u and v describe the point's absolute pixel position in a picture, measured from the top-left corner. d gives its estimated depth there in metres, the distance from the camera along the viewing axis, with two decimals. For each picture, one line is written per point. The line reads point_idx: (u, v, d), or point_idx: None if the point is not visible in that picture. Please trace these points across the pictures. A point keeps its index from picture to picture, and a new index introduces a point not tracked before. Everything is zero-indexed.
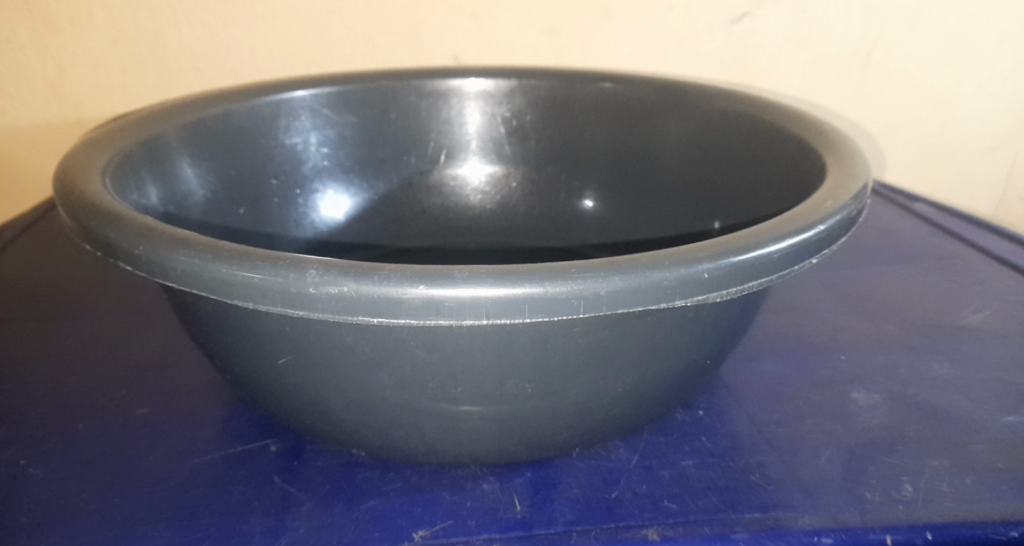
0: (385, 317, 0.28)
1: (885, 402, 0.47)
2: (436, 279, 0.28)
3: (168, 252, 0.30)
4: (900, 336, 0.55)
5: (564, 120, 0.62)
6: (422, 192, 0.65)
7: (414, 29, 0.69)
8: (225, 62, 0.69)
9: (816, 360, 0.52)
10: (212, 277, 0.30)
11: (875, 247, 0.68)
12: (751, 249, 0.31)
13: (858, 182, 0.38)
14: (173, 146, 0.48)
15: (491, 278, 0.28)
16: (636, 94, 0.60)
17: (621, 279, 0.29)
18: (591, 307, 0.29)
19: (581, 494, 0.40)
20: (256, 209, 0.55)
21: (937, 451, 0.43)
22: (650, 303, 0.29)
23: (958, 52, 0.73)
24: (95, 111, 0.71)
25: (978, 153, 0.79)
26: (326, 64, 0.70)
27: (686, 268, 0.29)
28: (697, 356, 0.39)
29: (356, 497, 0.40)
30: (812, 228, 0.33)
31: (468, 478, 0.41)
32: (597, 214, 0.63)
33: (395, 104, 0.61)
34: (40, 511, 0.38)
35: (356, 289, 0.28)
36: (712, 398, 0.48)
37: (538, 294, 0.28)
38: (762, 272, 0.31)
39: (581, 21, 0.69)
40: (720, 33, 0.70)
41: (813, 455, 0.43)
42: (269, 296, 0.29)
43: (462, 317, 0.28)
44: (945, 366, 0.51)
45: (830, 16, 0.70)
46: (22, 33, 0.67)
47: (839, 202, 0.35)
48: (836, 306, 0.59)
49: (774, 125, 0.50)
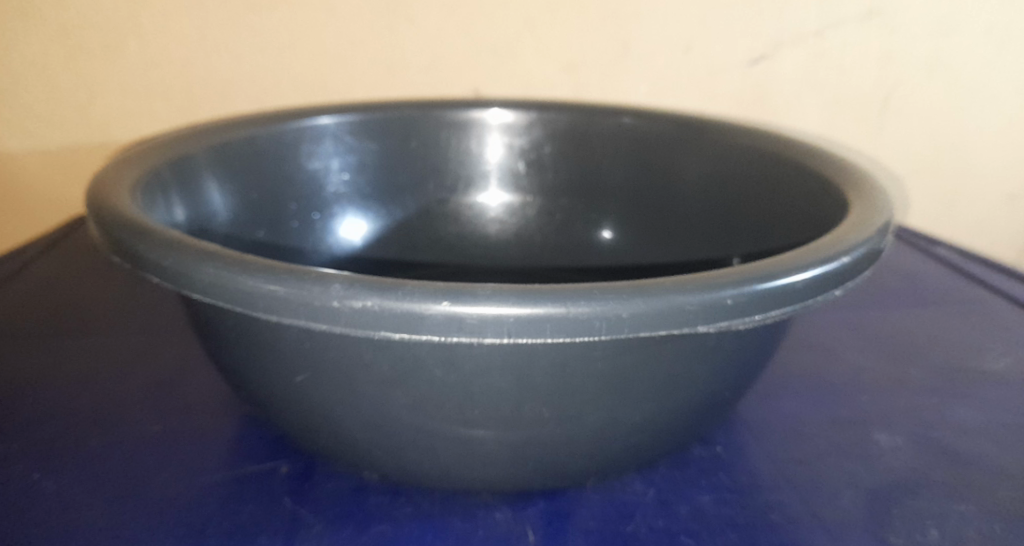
0: (406, 332, 0.28)
1: (907, 444, 0.46)
2: (458, 296, 0.28)
3: (194, 263, 0.30)
4: (921, 378, 0.54)
5: (582, 153, 0.63)
6: (439, 220, 0.65)
7: (435, 62, 0.70)
8: (249, 89, 0.70)
9: (835, 398, 0.51)
10: (237, 289, 0.30)
11: (894, 288, 0.68)
12: (776, 277, 0.30)
13: (882, 216, 0.38)
14: (201, 166, 0.49)
15: (512, 297, 0.28)
16: (654, 129, 0.60)
17: (644, 302, 0.28)
18: (614, 329, 0.28)
19: (596, 526, 0.39)
20: (276, 232, 0.56)
21: (964, 495, 0.42)
22: (673, 327, 0.29)
23: (976, 99, 0.74)
24: (122, 136, 0.73)
25: (996, 201, 0.78)
26: (348, 93, 0.71)
27: (709, 292, 0.29)
28: (717, 388, 0.38)
29: (366, 521, 0.39)
30: (836, 260, 0.32)
31: (480, 507, 0.40)
32: (614, 245, 0.63)
33: (416, 133, 0.62)
34: (49, 524, 0.38)
35: (379, 304, 0.28)
36: (729, 434, 0.47)
37: (560, 314, 0.28)
38: (786, 300, 0.31)
39: (601, 59, 0.70)
40: (737, 74, 0.71)
41: (835, 494, 0.42)
42: (292, 309, 0.29)
43: (483, 335, 0.28)
44: (969, 410, 0.50)
45: (848, 60, 0.71)
46: (57, 58, 0.69)
47: (863, 235, 0.35)
48: (856, 346, 0.58)
49: (794, 162, 0.50)
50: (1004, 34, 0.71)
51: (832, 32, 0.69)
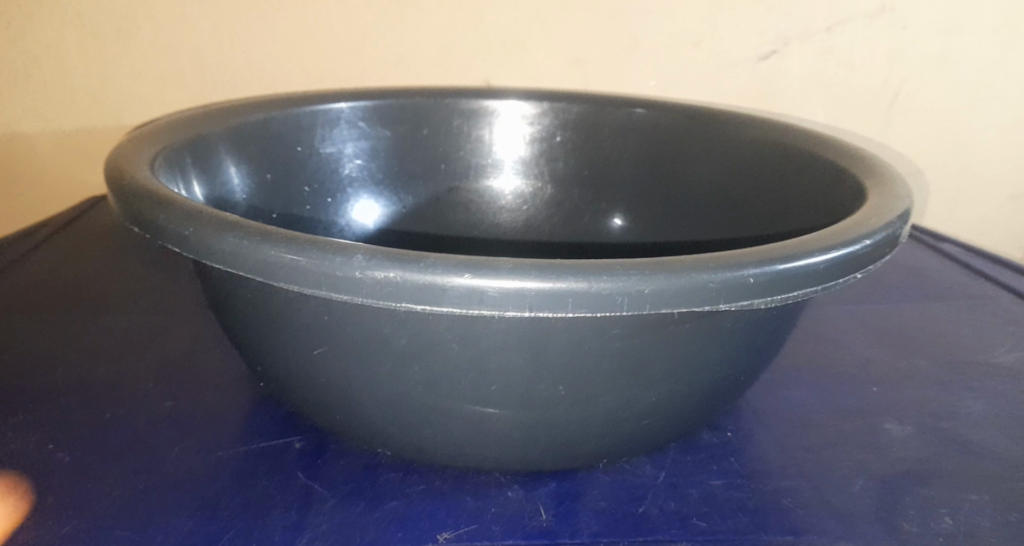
0: (428, 304, 0.28)
1: (917, 435, 0.46)
2: (480, 269, 0.28)
3: (216, 234, 0.31)
4: (930, 371, 0.54)
5: (595, 141, 0.63)
6: (449, 206, 0.65)
7: (446, 52, 0.70)
8: (262, 74, 0.70)
9: (845, 388, 0.51)
10: (259, 259, 0.30)
11: (902, 282, 0.68)
12: (796, 258, 0.30)
13: (900, 203, 0.38)
14: (218, 146, 0.49)
15: (536, 271, 0.28)
16: (667, 120, 0.60)
17: (666, 278, 0.29)
18: (634, 305, 0.29)
19: (606, 507, 0.39)
20: (288, 214, 0.56)
21: (973, 485, 0.42)
22: (693, 304, 0.29)
23: (983, 98, 0.74)
24: (134, 120, 0.73)
25: (1000, 200, 0.79)
26: (358, 81, 0.71)
27: (731, 271, 0.29)
28: (730, 372, 0.38)
29: (378, 497, 0.39)
30: (856, 243, 0.32)
31: (492, 486, 0.40)
32: (623, 234, 0.63)
33: (428, 120, 0.62)
34: (65, 496, 0.38)
35: (401, 276, 0.28)
36: (739, 420, 0.47)
37: (582, 289, 0.28)
38: (806, 281, 0.31)
39: (610, 51, 0.70)
40: (746, 69, 0.71)
41: (846, 483, 0.42)
42: (313, 279, 0.29)
43: (505, 308, 0.28)
44: (979, 402, 0.50)
45: (856, 57, 0.71)
46: (71, 42, 0.69)
47: (882, 221, 0.35)
48: (864, 339, 0.58)
49: (807, 154, 0.50)
50: (1013, 34, 0.71)
51: (842, 29, 0.70)
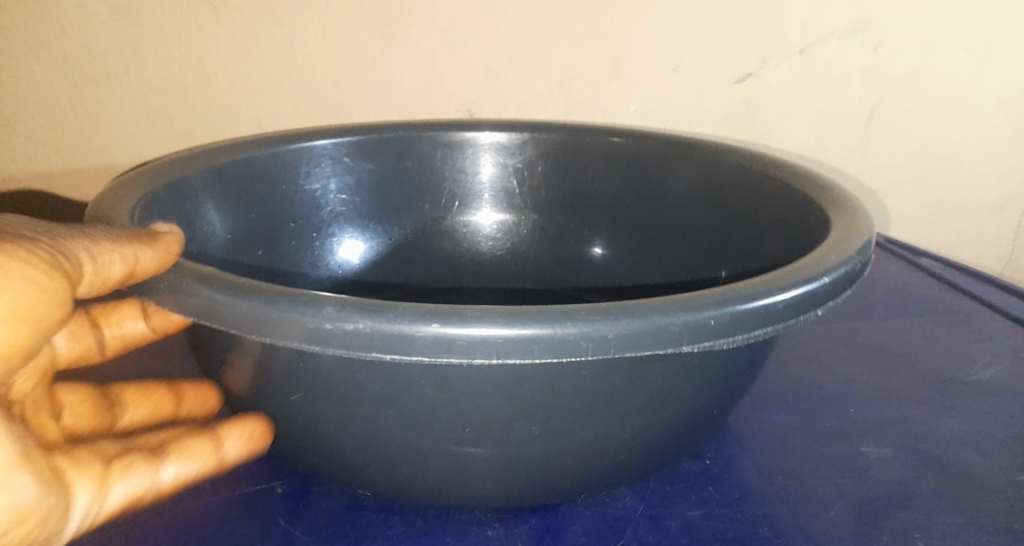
0: (397, 353, 0.29)
1: (895, 456, 0.47)
2: (448, 317, 0.29)
3: (192, 287, 0.31)
4: (909, 389, 0.54)
5: (576, 170, 0.64)
6: (434, 236, 0.66)
7: (429, 83, 0.71)
8: (246, 110, 0.71)
9: (823, 409, 0.52)
10: (232, 311, 0.30)
11: (883, 298, 0.69)
12: (756, 298, 0.31)
13: (862, 236, 0.38)
14: (199, 189, 0.50)
15: (502, 318, 0.29)
16: (645, 146, 0.61)
17: (629, 322, 0.29)
18: (599, 349, 0.29)
19: (586, 542, 0.40)
20: (273, 251, 0.57)
21: (949, 507, 0.43)
22: (657, 346, 0.30)
23: (960, 113, 0.75)
24: (121, 158, 0.74)
25: (982, 212, 0.79)
26: (343, 116, 0.72)
27: (691, 313, 0.30)
28: (704, 405, 0.39)
29: (360, 539, 0.40)
30: (815, 280, 0.33)
31: (472, 524, 0.41)
32: (605, 262, 0.64)
33: (411, 152, 0.63)
34: None
35: (371, 326, 0.29)
36: (720, 447, 0.48)
37: (547, 335, 0.29)
38: (768, 320, 0.31)
39: (590, 78, 0.71)
40: (725, 91, 0.72)
41: (824, 508, 0.42)
42: (284, 330, 0.30)
43: (472, 356, 0.29)
44: (955, 421, 0.51)
45: (832, 76, 0.72)
46: (58, 84, 0.70)
47: (842, 256, 0.36)
48: (845, 358, 0.58)
49: (778, 184, 0.51)
50: (987, 48, 0.72)
51: (818, 48, 0.71)
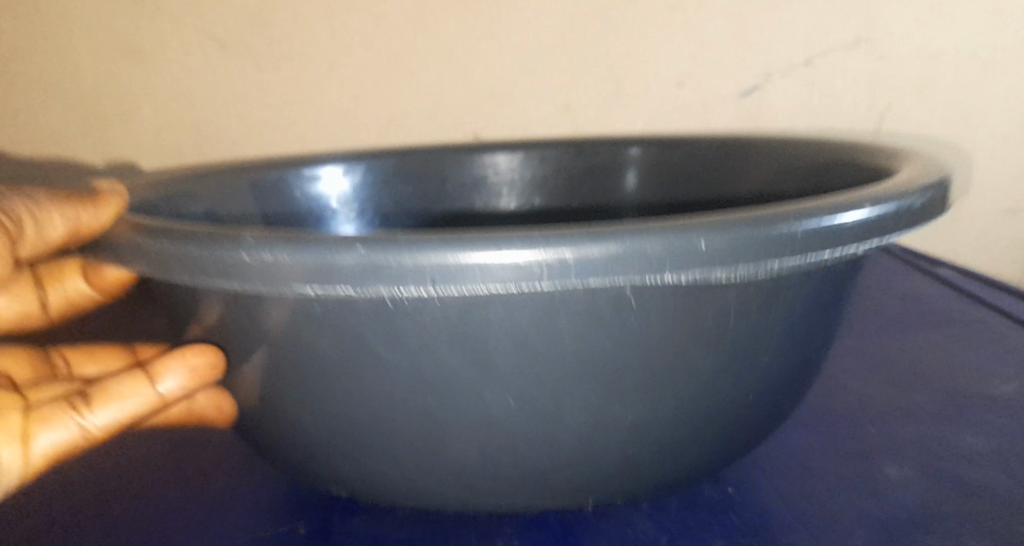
0: (319, 285, 0.26)
1: (917, 477, 0.44)
2: (373, 241, 0.25)
3: (126, 238, 0.30)
4: (929, 405, 0.52)
5: (600, 175, 0.64)
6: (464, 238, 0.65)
7: (434, 109, 0.72)
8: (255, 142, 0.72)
9: (844, 429, 0.49)
10: (156, 255, 0.29)
11: (897, 309, 0.68)
12: (778, 220, 0.26)
13: (935, 174, 0.33)
14: (214, 183, 0.50)
15: (438, 240, 0.25)
16: (664, 152, 0.62)
17: (592, 243, 0.25)
18: (557, 275, 0.25)
19: None
20: None
21: (977, 528, 0.39)
22: (631, 272, 0.26)
23: (967, 123, 0.74)
24: None
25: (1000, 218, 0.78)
26: (352, 136, 0.72)
27: (679, 233, 0.26)
28: (711, 417, 0.37)
29: None
30: (863, 206, 0.28)
31: None
32: None
33: (429, 175, 0.63)
34: None
35: (289, 257, 0.26)
36: (739, 474, 0.45)
37: (490, 257, 0.25)
38: (788, 249, 0.27)
39: (594, 96, 0.72)
40: (729, 105, 0.72)
41: (847, 533, 0.39)
42: (202, 268, 0.28)
43: (405, 283, 0.26)
44: (978, 438, 0.48)
45: (837, 86, 0.72)
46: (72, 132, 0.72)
47: (907, 187, 0.30)
48: (866, 376, 0.56)
49: (826, 150, 0.49)
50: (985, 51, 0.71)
51: (822, 60, 0.71)
